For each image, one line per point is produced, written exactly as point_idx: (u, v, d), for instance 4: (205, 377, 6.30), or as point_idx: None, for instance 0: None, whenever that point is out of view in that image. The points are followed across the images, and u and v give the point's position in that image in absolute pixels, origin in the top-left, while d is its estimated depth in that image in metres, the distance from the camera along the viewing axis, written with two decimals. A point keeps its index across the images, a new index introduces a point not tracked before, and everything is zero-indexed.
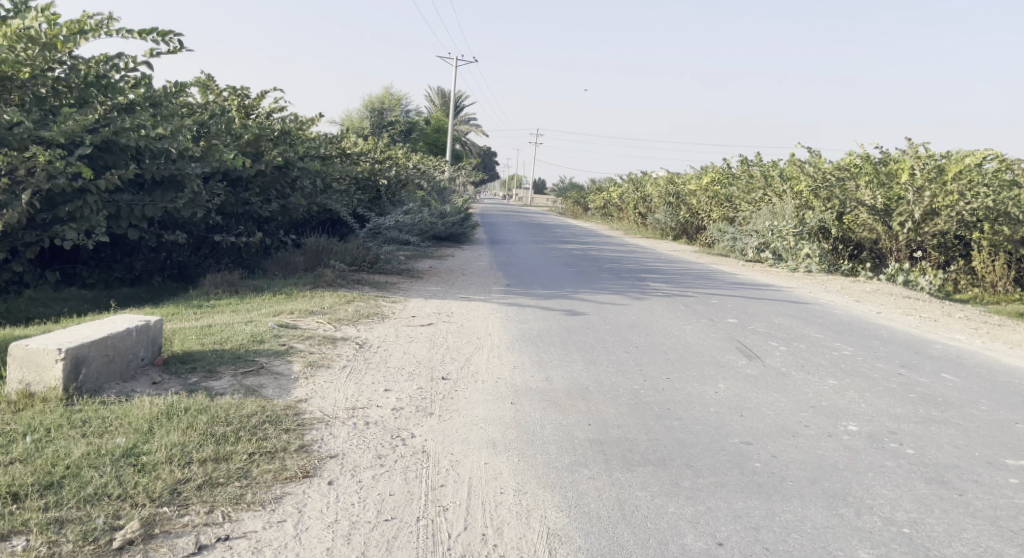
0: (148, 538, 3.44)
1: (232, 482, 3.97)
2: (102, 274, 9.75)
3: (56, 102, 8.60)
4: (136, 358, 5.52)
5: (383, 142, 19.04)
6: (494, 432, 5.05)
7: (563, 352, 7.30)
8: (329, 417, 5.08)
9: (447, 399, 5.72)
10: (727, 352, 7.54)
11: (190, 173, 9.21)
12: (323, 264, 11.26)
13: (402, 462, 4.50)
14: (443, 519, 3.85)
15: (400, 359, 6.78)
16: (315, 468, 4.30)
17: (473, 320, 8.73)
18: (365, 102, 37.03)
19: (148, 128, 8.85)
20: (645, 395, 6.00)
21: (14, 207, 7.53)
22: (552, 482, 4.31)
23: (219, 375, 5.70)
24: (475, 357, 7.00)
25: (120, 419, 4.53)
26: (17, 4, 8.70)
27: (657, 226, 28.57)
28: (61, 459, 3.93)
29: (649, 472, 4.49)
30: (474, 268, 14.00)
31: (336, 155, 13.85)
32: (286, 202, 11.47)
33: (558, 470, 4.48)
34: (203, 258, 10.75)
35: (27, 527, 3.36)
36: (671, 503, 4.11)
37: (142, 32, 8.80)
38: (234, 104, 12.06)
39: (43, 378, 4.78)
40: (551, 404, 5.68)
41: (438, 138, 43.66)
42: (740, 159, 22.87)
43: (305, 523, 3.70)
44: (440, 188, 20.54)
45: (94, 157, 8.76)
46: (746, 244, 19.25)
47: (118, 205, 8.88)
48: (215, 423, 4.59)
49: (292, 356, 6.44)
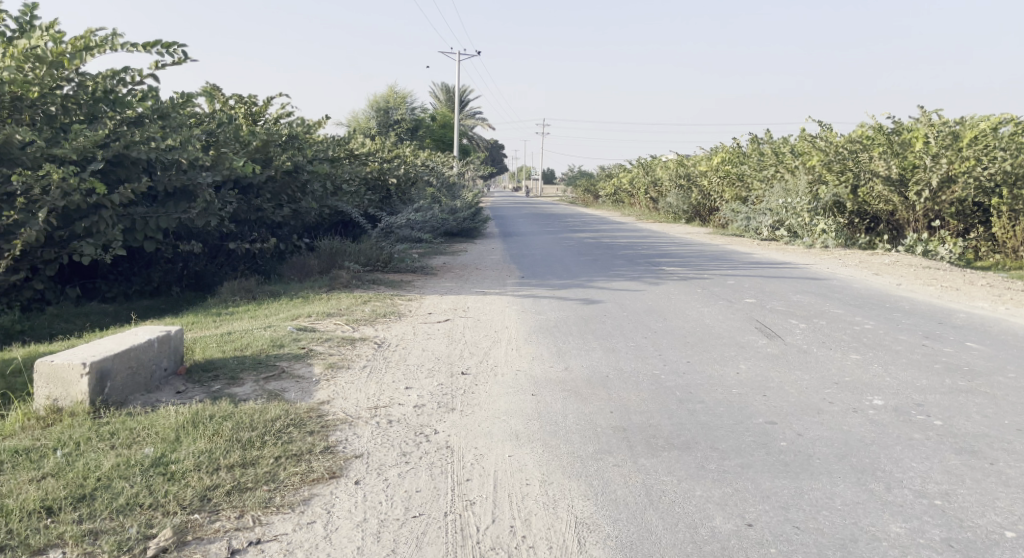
0: (181, 545, 3.47)
1: (260, 486, 4.01)
2: (121, 287, 9.84)
3: (66, 119, 8.66)
4: (159, 369, 5.57)
5: (390, 142, 19.07)
6: (517, 425, 5.06)
7: (581, 341, 7.28)
8: (352, 418, 5.10)
9: (468, 394, 5.74)
10: (746, 333, 7.50)
11: (201, 183, 9.27)
12: (338, 266, 11.32)
13: (427, 458, 4.52)
14: (470, 513, 3.86)
15: (419, 357, 6.79)
16: (341, 468, 4.32)
17: (490, 314, 8.72)
18: (371, 102, 37.08)
19: (158, 140, 8.91)
20: (666, 380, 5.98)
21: (32, 226, 7.60)
22: (577, 471, 4.32)
23: (242, 381, 5.74)
24: (494, 350, 7.00)
25: (147, 429, 4.57)
26: (22, 24, 8.76)
27: (668, 210, 28.45)
28: (92, 471, 3.98)
29: (674, 457, 4.48)
30: (488, 261, 14.01)
31: (344, 157, 13.90)
32: (298, 206, 11.51)
33: (584, 459, 4.48)
34: (219, 266, 10.82)
35: (63, 540, 3.39)
36: (698, 486, 4.09)
37: (146, 44, 8.84)
38: (241, 112, 12.13)
39: (69, 392, 4.83)
40: (572, 394, 5.67)
41: (444, 134, 43.48)
42: (750, 138, 22.69)
43: (335, 523, 3.72)
44: (450, 184, 20.53)
45: (107, 172, 8.82)
46: (760, 223, 19.14)
47: (133, 218, 8.95)
48: (240, 429, 4.62)
49: (312, 359, 6.47)
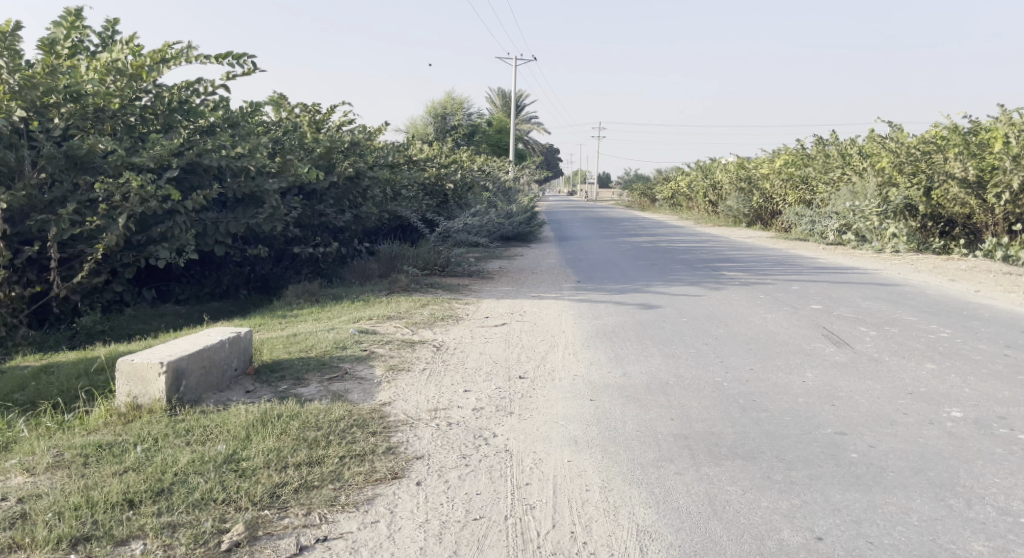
0: (253, 540, 3.58)
1: (326, 484, 4.10)
2: (193, 289, 10.19)
3: (145, 129, 8.99)
4: (230, 369, 5.75)
5: (448, 147, 19.28)
6: (575, 430, 5.06)
7: (639, 347, 7.23)
8: (413, 419, 5.18)
9: (526, 398, 5.76)
10: (813, 340, 7.34)
11: (268, 190, 9.55)
12: (397, 270, 11.50)
13: (486, 461, 4.56)
14: (531, 518, 3.88)
15: (478, 360, 6.84)
16: (403, 469, 4.39)
17: (548, 318, 8.73)
18: (428, 109, 37.54)
19: (228, 148, 9.22)
20: (729, 387, 5.90)
21: (113, 231, 7.94)
22: (638, 478, 4.29)
23: (307, 382, 5.89)
24: (552, 355, 7.01)
25: (219, 426, 4.73)
26: (104, 39, 9.17)
27: (728, 214, 28.03)
28: (169, 466, 4.14)
29: (739, 466, 4.42)
30: (545, 266, 14.03)
31: (403, 163, 14.11)
32: (359, 211, 11.72)
33: (644, 466, 4.45)
34: (284, 270, 11.11)
35: (144, 532, 3.53)
36: (763, 497, 4.03)
37: (219, 56, 9.16)
38: (306, 120, 12.45)
39: (148, 390, 5.03)
40: (632, 400, 5.64)
41: (500, 139, 43.69)
42: (815, 139, 22.15)
43: (398, 523, 3.79)
44: (506, 189, 20.64)
45: (181, 179, 9.16)
46: (825, 226, 18.79)
47: (205, 223, 9.26)
48: (306, 429, 4.74)
49: (374, 361, 6.58)
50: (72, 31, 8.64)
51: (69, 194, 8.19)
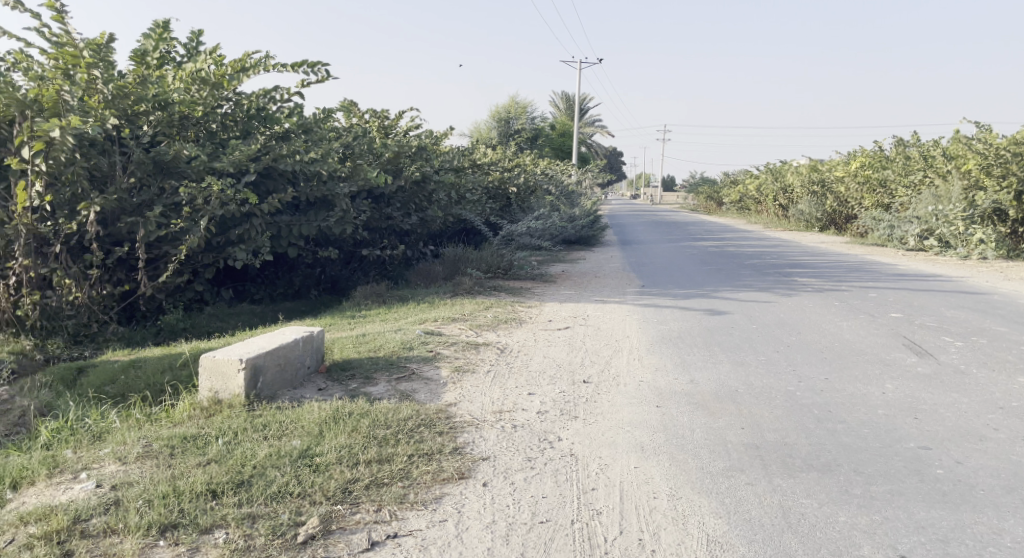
0: (327, 533, 3.68)
1: (396, 482, 4.19)
2: (266, 290, 10.52)
3: (225, 135, 9.37)
4: (303, 366, 5.93)
5: (511, 151, 19.39)
6: (642, 436, 5.03)
7: (707, 353, 7.14)
8: (478, 421, 5.24)
9: (591, 402, 5.76)
10: (893, 350, 7.11)
11: (339, 194, 9.80)
12: (461, 272, 11.62)
13: (551, 465, 4.58)
14: (598, 523, 3.88)
15: (542, 363, 6.86)
16: (470, 470, 4.44)
17: (612, 323, 8.69)
18: (492, 113, 37.77)
19: (302, 153, 9.50)
20: (803, 397, 5.77)
21: (194, 233, 8.27)
22: (707, 487, 4.25)
23: (376, 381, 6.02)
24: (616, 360, 6.98)
25: (294, 422, 4.88)
26: (189, 49, 9.56)
27: (799, 217, 27.37)
28: (248, 459, 4.28)
29: (815, 479, 4.32)
30: (608, 270, 13.96)
31: (468, 167, 14.26)
32: (425, 214, 11.89)
33: (713, 476, 4.40)
34: (352, 271, 11.36)
35: (226, 521, 3.68)
36: (841, 511, 3.93)
37: (295, 65, 9.44)
38: (375, 126, 12.72)
39: (228, 385, 5.23)
40: (699, 407, 5.58)
41: (563, 143, 43.63)
42: (895, 141, 21.44)
43: (465, 523, 3.84)
44: (569, 193, 20.62)
45: (258, 184, 9.47)
46: (905, 231, 18.04)
47: (279, 226, 9.55)
48: (376, 427, 4.84)
49: (440, 362, 6.68)
50: (161, 43, 9.05)
51: (156, 197, 8.58)
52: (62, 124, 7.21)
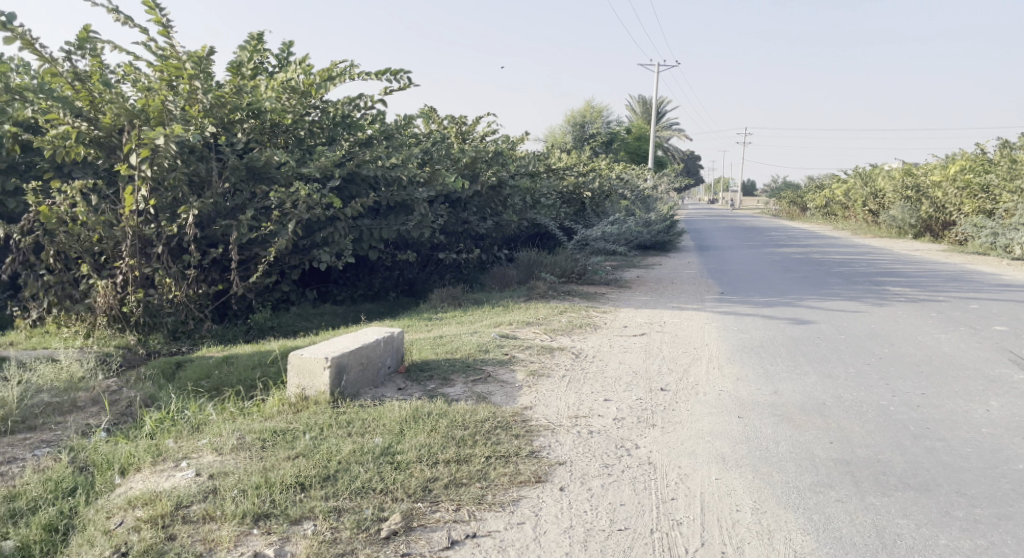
0: (409, 530, 3.78)
1: (474, 483, 4.26)
2: (348, 291, 10.84)
3: (312, 142, 9.71)
4: (384, 366, 6.08)
5: (587, 155, 19.37)
6: (723, 447, 4.96)
7: (792, 364, 6.97)
8: (554, 425, 5.27)
9: (669, 410, 5.71)
10: (996, 365, 6.78)
11: (418, 198, 10.01)
12: (535, 277, 11.68)
13: (629, 472, 4.57)
14: (678, 533, 3.86)
15: (618, 369, 6.85)
16: (547, 474, 4.48)
17: (689, 330, 8.59)
18: (568, 117, 37.75)
19: (384, 159, 9.75)
20: (896, 412, 5.58)
21: (283, 236, 8.59)
22: (794, 502, 4.16)
23: (453, 382, 6.13)
24: (694, 368, 6.90)
25: (376, 420, 5.02)
26: (281, 59, 9.95)
27: (892, 223, 26.32)
28: (333, 454, 4.43)
29: (910, 498, 4.19)
30: (685, 275, 13.77)
31: (543, 171, 14.33)
32: (500, 219, 12.01)
33: (801, 490, 4.31)
34: (429, 274, 11.56)
35: (314, 513, 3.82)
36: (941, 534, 3.80)
37: (378, 73, 9.70)
38: (453, 132, 12.94)
39: (315, 382, 5.42)
40: (784, 419, 5.46)
41: (640, 147, 43.19)
42: (998, 144, 20.41)
43: (543, 527, 3.88)
44: (645, 197, 20.44)
45: (342, 189, 9.77)
46: (1010, 240, 17.02)
47: (361, 229, 9.83)
48: (454, 427, 4.94)
49: (516, 365, 6.74)
50: (255, 54, 9.44)
51: (248, 202, 8.97)
52: (166, 132, 7.66)
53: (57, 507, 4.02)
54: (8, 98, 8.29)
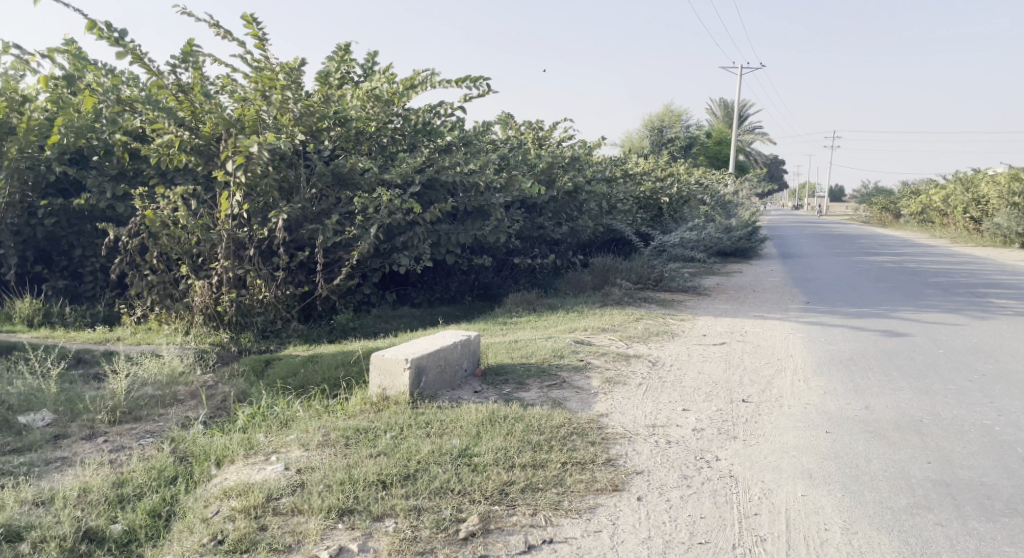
0: (486, 532, 3.85)
1: (550, 488, 4.29)
2: (426, 294, 11.05)
3: (394, 149, 9.96)
4: (460, 369, 6.19)
5: (665, 160, 19.16)
6: (810, 462, 4.86)
7: (885, 378, 6.73)
8: (631, 433, 5.25)
9: (751, 423, 5.61)
10: None
11: (495, 204, 10.12)
12: (610, 283, 11.64)
13: (709, 485, 4.52)
14: (762, 550, 3.81)
15: (696, 379, 6.76)
16: (624, 483, 4.46)
17: (772, 340, 8.39)
18: (647, 121, 37.39)
19: (462, 165, 9.91)
20: (1001, 433, 5.33)
21: (365, 240, 8.83)
22: (890, 523, 4.05)
23: (528, 387, 6.18)
24: (778, 380, 6.75)
25: (453, 422, 5.11)
26: (366, 69, 10.25)
27: (995, 232, 24.98)
28: (413, 454, 4.54)
29: (1018, 526, 4.01)
30: (766, 284, 13.44)
31: (620, 177, 14.25)
32: (575, 224, 12.00)
33: (896, 512, 4.18)
34: (504, 278, 11.66)
35: (395, 510, 3.94)
36: None
37: (458, 80, 9.87)
38: (530, 137, 13.04)
39: (395, 383, 5.56)
40: (877, 436, 5.30)
41: (720, 151, 42.38)
42: None
43: (620, 536, 3.89)
44: (725, 203, 20.07)
45: (421, 194, 9.98)
46: None
47: (438, 234, 10.01)
48: (530, 431, 4.98)
49: (591, 372, 6.73)
50: (342, 64, 9.76)
51: (334, 207, 9.28)
52: (260, 140, 8.03)
53: (159, 494, 4.31)
54: (119, 109, 8.81)
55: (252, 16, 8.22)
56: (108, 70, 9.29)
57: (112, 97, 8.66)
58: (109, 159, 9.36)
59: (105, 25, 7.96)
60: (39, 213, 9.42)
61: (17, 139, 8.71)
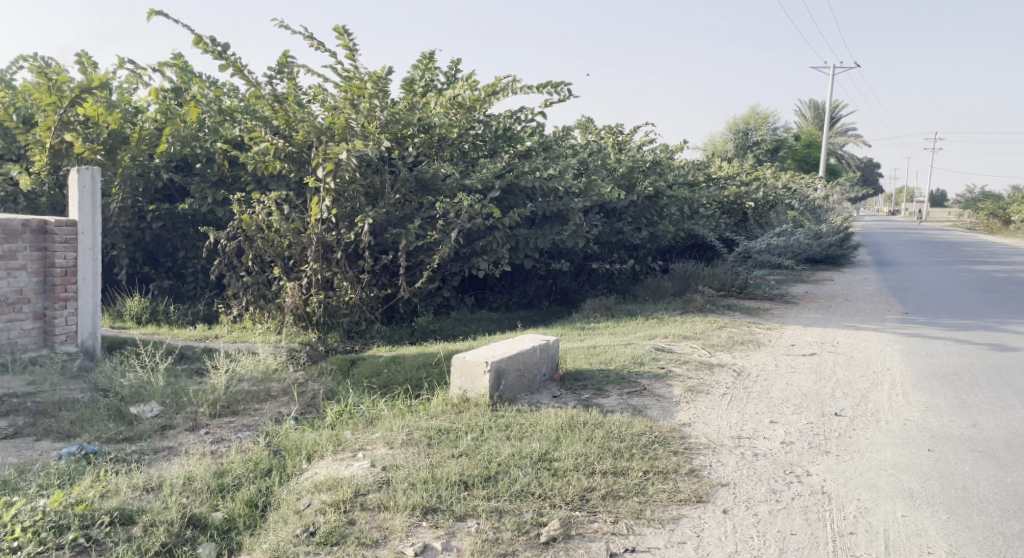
0: (567, 537, 3.88)
1: (632, 496, 4.28)
2: (504, 298, 11.17)
3: (475, 154, 10.13)
4: (539, 374, 6.24)
5: (750, 164, 18.74)
6: (911, 482, 4.70)
7: (993, 396, 6.42)
8: (715, 444, 5.18)
9: (844, 438, 5.46)
10: None
11: (574, 208, 10.12)
12: (691, 289, 11.47)
13: (800, 500, 4.43)
14: None
15: (784, 391, 6.61)
16: (708, 494, 4.42)
17: (866, 352, 8.10)
18: (732, 124, 36.66)
19: (542, 170, 9.97)
20: None
21: (445, 244, 8.99)
22: (1002, 551, 3.89)
23: (607, 393, 6.18)
24: (874, 394, 6.53)
25: (533, 426, 5.16)
26: (449, 76, 10.45)
27: None
28: (493, 457, 4.62)
29: None
30: (859, 293, 12.97)
31: (703, 181, 14.03)
32: (656, 229, 11.87)
33: (1010, 539, 4.01)
34: (582, 283, 11.66)
35: (477, 511, 4.03)
36: None
37: (539, 86, 9.95)
38: (609, 141, 13.02)
39: (476, 385, 5.67)
40: (985, 457, 5.08)
41: (809, 154, 41.11)
42: None
43: (705, 548, 3.86)
44: (814, 208, 19.47)
45: (501, 199, 10.10)
46: None
47: (517, 239, 10.10)
48: (610, 438, 4.97)
49: (672, 380, 6.66)
50: (427, 72, 9.98)
51: (416, 212, 9.51)
52: (349, 147, 8.31)
53: (256, 485, 4.58)
54: (220, 119, 9.29)
55: (343, 28, 8.52)
56: (211, 82, 9.79)
57: (214, 107, 9.13)
58: (211, 166, 9.90)
59: (209, 39, 8.43)
60: (147, 217, 10.05)
61: (129, 148, 9.31)
